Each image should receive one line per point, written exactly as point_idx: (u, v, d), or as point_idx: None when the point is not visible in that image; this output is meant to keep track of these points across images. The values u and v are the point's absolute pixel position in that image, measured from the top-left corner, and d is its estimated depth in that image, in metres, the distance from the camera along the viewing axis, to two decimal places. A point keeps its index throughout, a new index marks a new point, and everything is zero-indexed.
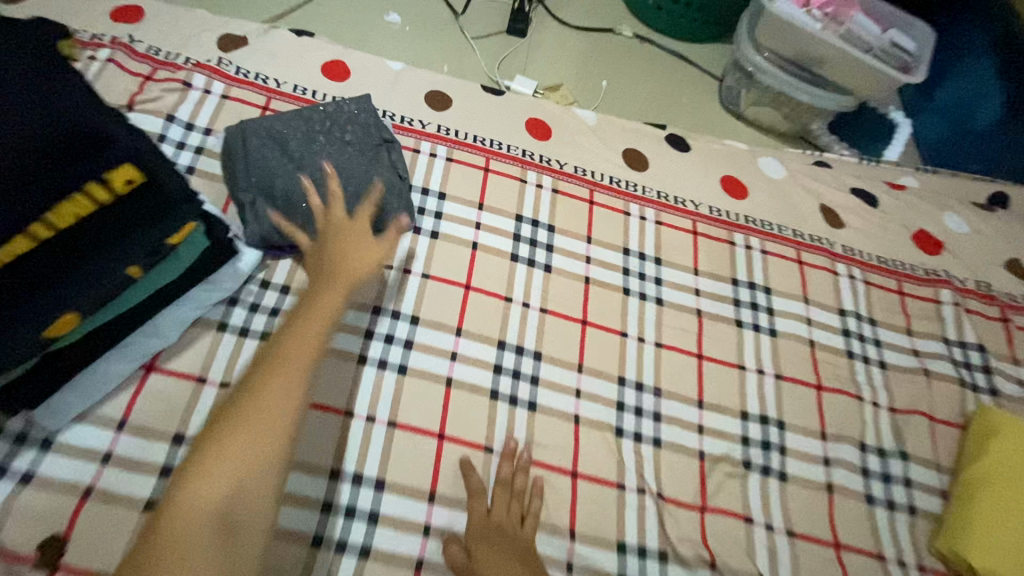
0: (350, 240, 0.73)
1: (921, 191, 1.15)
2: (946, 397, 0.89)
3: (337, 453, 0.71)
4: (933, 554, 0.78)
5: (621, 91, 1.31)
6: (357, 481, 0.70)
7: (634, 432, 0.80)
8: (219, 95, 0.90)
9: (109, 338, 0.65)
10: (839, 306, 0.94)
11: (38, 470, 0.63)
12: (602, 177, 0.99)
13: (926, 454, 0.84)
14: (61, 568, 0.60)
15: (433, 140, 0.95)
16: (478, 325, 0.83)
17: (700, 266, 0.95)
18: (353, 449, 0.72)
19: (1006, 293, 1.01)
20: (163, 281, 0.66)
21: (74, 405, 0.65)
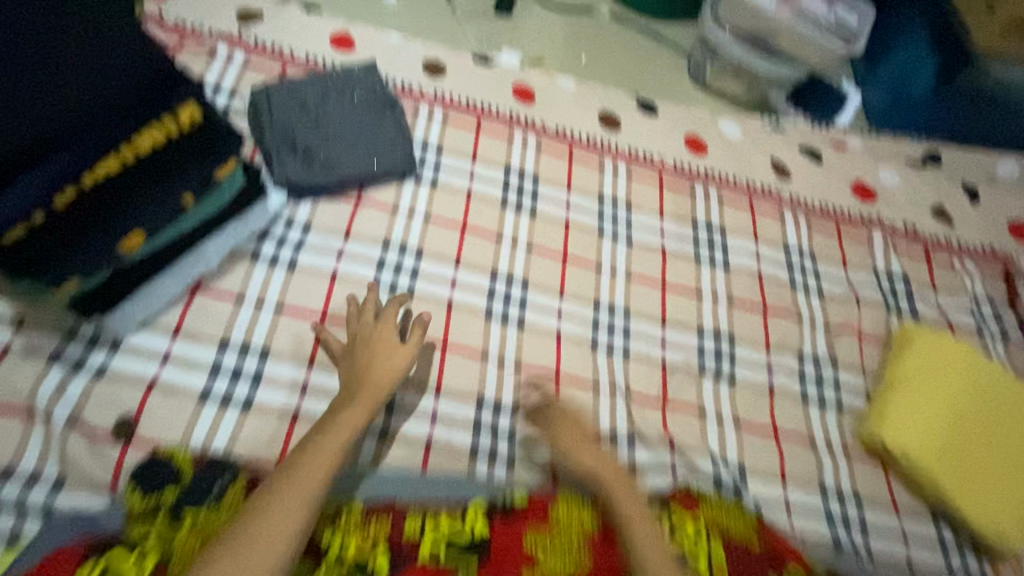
0: (377, 353, 0.76)
1: (860, 148, 1.27)
2: (874, 317, 1.04)
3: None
4: (856, 440, 0.94)
5: (598, 64, 1.44)
6: None
7: (607, 344, 0.95)
8: (241, 63, 1.03)
9: (165, 258, 0.78)
10: (785, 244, 1.09)
11: (109, 366, 0.76)
12: (580, 135, 1.13)
13: (854, 362, 0.99)
14: (133, 442, 0.72)
15: (430, 102, 1.08)
16: (474, 258, 0.97)
17: (665, 210, 1.09)
18: None
19: (931, 234, 1.16)
20: (209, 211, 0.79)
21: (137, 314, 0.78)
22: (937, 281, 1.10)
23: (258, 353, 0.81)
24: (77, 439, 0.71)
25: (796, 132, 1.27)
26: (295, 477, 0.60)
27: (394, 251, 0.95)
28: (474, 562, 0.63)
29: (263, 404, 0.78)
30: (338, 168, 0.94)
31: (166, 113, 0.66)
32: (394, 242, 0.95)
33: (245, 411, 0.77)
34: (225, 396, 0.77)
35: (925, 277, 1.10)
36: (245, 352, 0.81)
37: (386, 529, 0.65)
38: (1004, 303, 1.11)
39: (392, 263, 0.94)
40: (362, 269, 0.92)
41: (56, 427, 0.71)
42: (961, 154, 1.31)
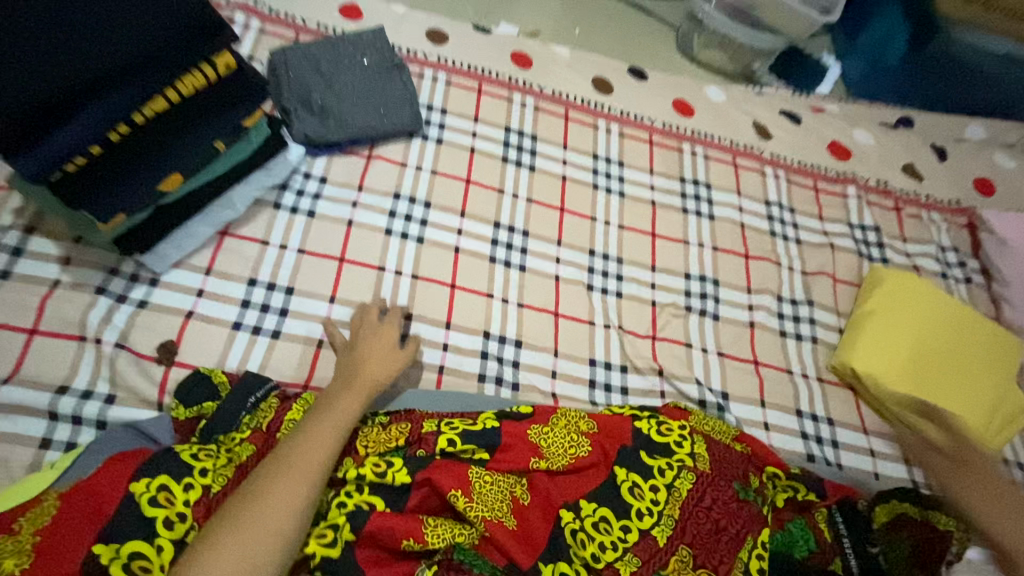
0: (375, 345, 0.79)
1: (837, 112, 1.34)
2: (847, 264, 1.13)
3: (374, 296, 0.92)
4: (829, 370, 1.02)
5: (591, 37, 1.52)
6: None
7: (602, 287, 1.03)
8: (257, 30, 1.10)
9: (198, 202, 0.85)
10: (765, 198, 1.17)
11: (149, 299, 0.83)
12: (575, 99, 1.20)
13: (828, 303, 1.08)
14: (176, 364, 0.80)
15: (434, 67, 1.15)
16: (477, 209, 1.04)
17: (655, 168, 1.17)
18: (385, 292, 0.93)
19: (902, 189, 1.25)
20: (237, 159, 0.88)
21: (172, 255, 0.85)
22: (906, 232, 1.19)
23: (284, 290, 0.89)
24: (125, 360, 0.79)
25: (777, 97, 1.34)
26: (297, 462, 0.61)
27: (405, 203, 1.01)
28: (486, 454, 0.68)
29: (292, 334, 0.87)
30: (351, 125, 1.01)
31: (206, 62, 0.73)
32: (405, 194, 1.02)
33: (275, 337, 0.86)
34: (255, 326, 0.86)
35: (895, 228, 1.19)
36: (271, 289, 0.89)
37: (406, 432, 0.71)
38: (967, 252, 1.20)
39: (403, 213, 1.00)
40: (375, 219, 0.98)
41: (106, 350, 0.79)
42: (932, 118, 1.39)
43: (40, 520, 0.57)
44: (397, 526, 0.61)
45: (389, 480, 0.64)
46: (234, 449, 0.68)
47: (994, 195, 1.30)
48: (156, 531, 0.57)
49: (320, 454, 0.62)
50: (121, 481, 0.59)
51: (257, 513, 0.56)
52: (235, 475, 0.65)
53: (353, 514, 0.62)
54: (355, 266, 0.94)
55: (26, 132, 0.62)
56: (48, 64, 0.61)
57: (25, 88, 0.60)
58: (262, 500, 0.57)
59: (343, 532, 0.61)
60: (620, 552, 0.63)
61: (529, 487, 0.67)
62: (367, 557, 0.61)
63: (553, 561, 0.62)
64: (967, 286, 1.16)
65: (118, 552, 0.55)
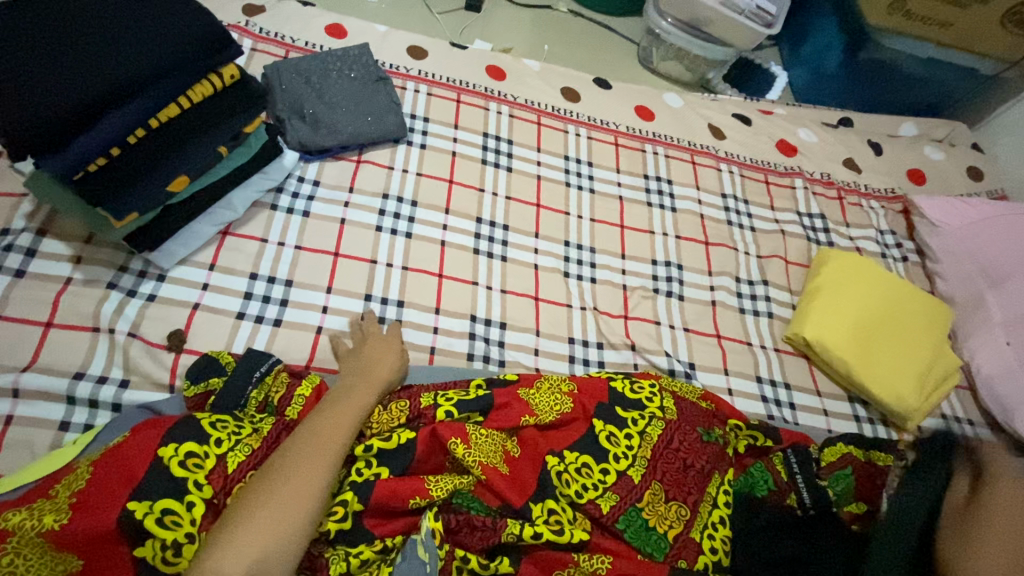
0: (381, 347, 0.86)
1: (784, 114, 1.48)
2: (797, 246, 1.25)
3: (368, 286, 1.00)
4: (785, 340, 1.13)
5: (560, 52, 1.64)
6: (384, 302, 0.99)
7: (577, 274, 1.12)
8: (249, 48, 1.18)
9: (202, 202, 0.93)
10: (722, 191, 1.29)
11: (158, 293, 0.89)
12: (546, 107, 1.31)
13: (782, 282, 1.20)
14: (186, 351, 0.86)
15: (416, 81, 1.25)
16: (461, 206, 1.13)
17: (621, 167, 1.27)
18: (379, 283, 1.00)
19: (844, 181, 1.39)
20: (238, 163, 0.96)
21: (178, 252, 0.92)
22: (848, 218, 1.32)
23: (283, 282, 0.96)
24: (138, 348, 0.85)
25: (729, 101, 1.47)
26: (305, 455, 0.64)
27: (393, 202, 1.09)
28: (480, 416, 0.75)
29: (293, 322, 0.94)
30: (341, 132, 1.09)
31: (213, 73, 0.83)
32: (392, 194, 1.10)
33: (277, 325, 0.93)
34: (258, 316, 0.92)
35: (839, 215, 1.32)
36: (272, 282, 0.96)
37: (405, 409, 0.76)
38: (903, 234, 1.34)
39: (392, 212, 1.08)
40: (367, 217, 1.06)
41: (119, 339, 0.85)
42: (868, 118, 1.54)
43: (75, 484, 0.61)
44: (403, 489, 0.67)
45: (394, 442, 0.71)
46: (258, 421, 0.74)
47: (925, 184, 1.45)
48: (186, 490, 0.62)
49: (326, 447, 0.65)
50: (148, 451, 0.63)
51: (279, 492, 0.60)
52: (261, 447, 0.70)
53: (360, 482, 0.67)
54: (350, 259, 1.01)
55: (64, 134, 0.70)
56: (81, 73, 0.70)
57: (63, 93, 0.69)
58: (270, 493, 0.60)
59: (353, 504, 0.65)
60: (600, 490, 0.71)
61: (518, 442, 0.74)
62: (377, 523, 0.67)
63: (541, 500, 0.69)
64: (904, 264, 1.29)
65: (151, 507, 0.60)
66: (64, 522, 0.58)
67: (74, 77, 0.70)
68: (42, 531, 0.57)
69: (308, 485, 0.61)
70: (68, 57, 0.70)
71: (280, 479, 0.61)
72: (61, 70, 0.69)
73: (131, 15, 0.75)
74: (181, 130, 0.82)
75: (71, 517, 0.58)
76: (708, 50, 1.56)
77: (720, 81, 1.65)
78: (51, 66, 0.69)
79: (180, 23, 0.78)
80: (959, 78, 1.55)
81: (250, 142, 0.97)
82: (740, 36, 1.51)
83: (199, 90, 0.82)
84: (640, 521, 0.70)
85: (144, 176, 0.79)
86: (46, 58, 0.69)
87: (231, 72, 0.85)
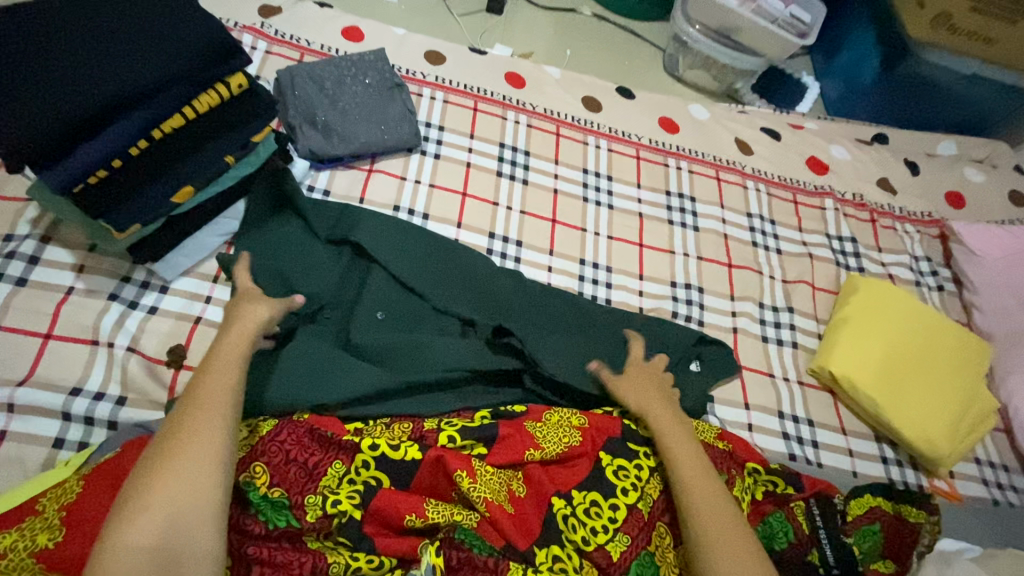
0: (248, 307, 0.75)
1: (815, 130, 1.42)
2: (825, 271, 1.20)
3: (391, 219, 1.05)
4: (809, 373, 1.07)
5: (583, 57, 1.59)
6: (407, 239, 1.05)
7: (592, 296, 1.08)
8: (264, 51, 1.16)
9: (206, 212, 0.89)
10: (747, 210, 1.23)
11: (160, 305, 0.86)
12: (566, 117, 1.27)
13: (807, 309, 1.14)
14: (186, 366, 0.83)
15: (432, 87, 1.21)
16: (474, 221, 1.10)
17: (642, 181, 1.22)
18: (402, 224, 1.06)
19: (877, 203, 1.32)
20: (244, 170, 0.91)
21: (182, 263, 0.89)
22: (881, 242, 1.26)
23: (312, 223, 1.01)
24: (136, 363, 0.81)
25: (757, 115, 1.41)
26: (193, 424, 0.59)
27: (404, 215, 1.07)
28: (484, 447, 0.72)
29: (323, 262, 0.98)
30: (352, 141, 1.06)
31: (220, 82, 0.78)
32: (403, 207, 1.08)
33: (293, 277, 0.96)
34: None
35: (870, 239, 1.26)
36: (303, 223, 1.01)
37: (408, 430, 0.73)
38: (939, 261, 1.26)
39: (406, 210, 1.07)
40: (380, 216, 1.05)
41: (118, 353, 0.81)
42: (903, 136, 1.47)
43: (65, 496, 0.62)
44: (402, 503, 0.66)
45: (401, 454, 0.70)
46: (259, 426, 0.71)
47: (964, 208, 1.37)
48: None
49: (227, 402, 0.63)
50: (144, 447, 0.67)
51: (172, 485, 0.54)
52: (256, 450, 0.67)
53: (362, 490, 0.67)
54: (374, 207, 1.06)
55: (62, 145, 0.67)
56: (69, 88, 0.65)
57: (49, 112, 0.64)
58: (176, 468, 0.55)
59: (353, 510, 0.66)
60: (610, 533, 0.68)
61: (525, 477, 0.71)
62: (376, 531, 0.66)
63: (547, 546, 0.67)
64: (939, 294, 1.22)
65: None
66: (59, 540, 0.57)
67: (62, 96, 0.65)
68: (36, 551, 0.57)
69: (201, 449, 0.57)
70: (53, 66, 0.65)
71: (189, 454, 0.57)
72: (50, 86, 0.65)
73: (143, 10, 0.72)
74: (184, 140, 0.78)
75: (65, 533, 0.58)
76: (737, 59, 1.50)
77: (748, 91, 1.59)
78: (41, 83, 0.64)
79: (182, 37, 0.73)
80: (1003, 96, 1.47)
81: (258, 150, 0.91)
82: (771, 45, 1.45)
83: (205, 98, 0.77)
84: (651, 567, 0.69)
85: (138, 192, 0.76)
86: (32, 77, 0.64)
87: (239, 81, 0.80)
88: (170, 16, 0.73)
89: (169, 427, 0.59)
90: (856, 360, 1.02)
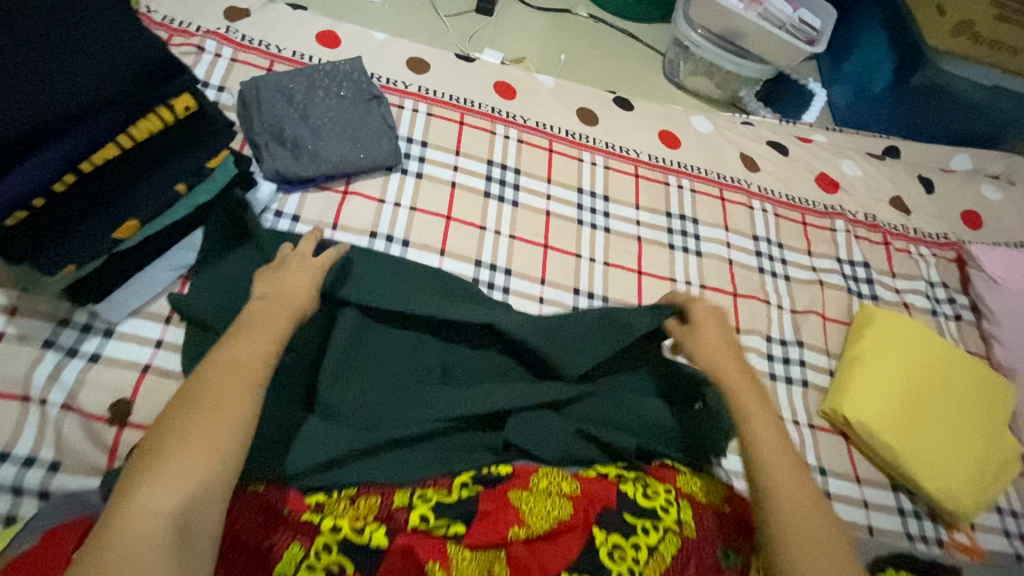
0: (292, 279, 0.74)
1: (824, 143, 1.34)
2: (836, 301, 1.11)
3: (374, 224, 0.99)
4: (820, 416, 1.00)
5: (578, 63, 1.49)
6: (389, 241, 0.98)
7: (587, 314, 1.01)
8: (229, 59, 1.06)
9: (156, 246, 0.80)
10: (754, 233, 1.15)
11: (103, 352, 0.77)
12: (559, 131, 1.17)
13: (818, 343, 1.06)
14: (129, 425, 0.74)
15: (415, 98, 1.12)
16: (459, 248, 1.01)
17: (641, 202, 1.13)
18: (385, 222, 0.99)
19: (891, 224, 1.24)
20: (200, 199, 0.81)
21: (129, 303, 0.80)
22: (895, 267, 1.18)
23: (290, 218, 0.95)
24: (72, 421, 0.72)
25: (762, 127, 1.32)
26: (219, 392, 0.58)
27: (381, 242, 0.98)
28: (462, 526, 0.65)
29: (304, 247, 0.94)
30: (325, 160, 0.97)
31: (162, 104, 0.69)
32: (380, 232, 0.98)
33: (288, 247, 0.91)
34: None
35: (884, 264, 1.18)
36: (278, 217, 0.95)
37: (375, 507, 0.66)
38: (956, 287, 1.19)
39: (384, 235, 0.98)
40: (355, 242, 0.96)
41: (52, 411, 0.72)
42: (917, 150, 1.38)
43: None
44: None
45: (365, 538, 0.62)
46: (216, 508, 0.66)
47: (981, 229, 1.29)
48: None
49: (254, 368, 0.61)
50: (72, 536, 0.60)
51: (191, 447, 0.54)
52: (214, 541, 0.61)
53: None
54: (357, 199, 0.99)
55: None
56: None
57: None
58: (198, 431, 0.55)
59: None
60: None
61: (507, 558, 0.64)
62: None
63: None
64: (957, 324, 1.14)
65: None
66: None
67: None
68: None
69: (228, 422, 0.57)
70: None
71: (213, 417, 0.56)
72: None
73: (63, 16, 0.61)
74: (125, 171, 0.70)
75: None
76: (742, 67, 1.41)
77: (753, 100, 1.50)
78: None
79: (110, 56, 0.63)
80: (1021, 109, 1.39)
81: (215, 176, 0.81)
82: (778, 52, 1.36)
83: (144, 124, 0.68)
84: None
85: (72, 230, 0.67)
86: None
87: (186, 103, 0.71)
88: (95, 30, 0.62)
89: (195, 385, 0.59)
90: (871, 406, 0.95)
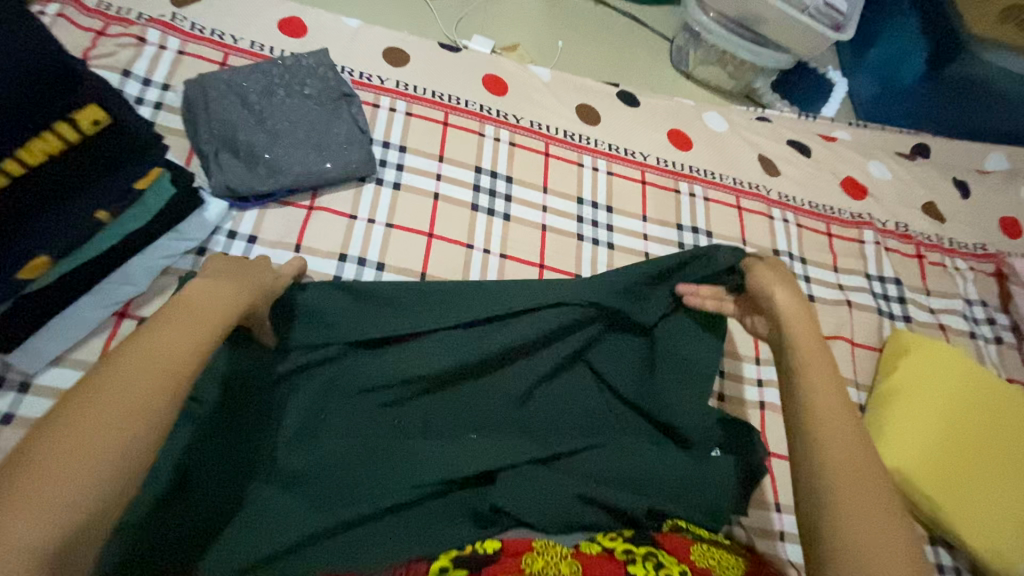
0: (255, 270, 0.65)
1: (849, 141, 1.21)
2: (865, 323, 1.00)
3: (344, 244, 0.86)
4: None
5: (576, 51, 1.35)
6: (361, 264, 0.86)
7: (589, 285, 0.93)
8: (175, 51, 0.92)
9: (79, 283, 0.68)
10: (774, 247, 1.03)
11: (17, 412, 0.66)
12: (557, 132, 1.04)
13: (846, 373, 0.95)
14: None
15: (392, 95, 0.98)
16: (443, 271, 0.88)
17: (648, 213, 1.01)
18: (357, 242, 0.87)
19: (925, 233, 1.12)
20: (132, 225, 0.70)
21: (51, 349, 0.68)
22: (929, 284, 1.06)
23: (245, 240, 0.82)
24: None
25: (781, 124, 1.19)
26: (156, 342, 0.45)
27: (352, 265, 0.85)
28: None
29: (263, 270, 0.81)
30: (285, 172, 0.83)
31: (63, 120, 0.56)
32: (351, 255, 0.86)
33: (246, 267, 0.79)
34: None
35: (917, 280, 1.06)
36: (232, 238, 0.82)
37: None
38: (995, 306, 1.07)
39: (355, 257, 0.86)
40: (322, 266, 0.83)
41: None
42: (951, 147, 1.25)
43: None
44: None
45: None
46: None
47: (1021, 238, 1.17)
48: None
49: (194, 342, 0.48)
50: None
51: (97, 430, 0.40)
52: None
53: None
54: (324, 215, 0.87)
55: None
56: None
57: None
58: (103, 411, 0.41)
59: None
60: None
61: None
62: None
63: None
64: (997, 347, 1.03)
65: None
66: None
67: None
68: None
69: (163, 377, 0.44)
70: None
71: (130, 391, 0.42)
72: None
73: None
74: (20, 202, 0.56)
75: None
76: (759, 55, 1.27)
77: (768, 92, 1.36)
78: None
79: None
80: None
81: (147, 198, 0.69)
82: (800, 40, 1.22)
83: (39, 146, 0.55)
84: None
85: None
86: None
87: (94, 116, 0.57)
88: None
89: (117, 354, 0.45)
90: (909, 450, 0.85)
